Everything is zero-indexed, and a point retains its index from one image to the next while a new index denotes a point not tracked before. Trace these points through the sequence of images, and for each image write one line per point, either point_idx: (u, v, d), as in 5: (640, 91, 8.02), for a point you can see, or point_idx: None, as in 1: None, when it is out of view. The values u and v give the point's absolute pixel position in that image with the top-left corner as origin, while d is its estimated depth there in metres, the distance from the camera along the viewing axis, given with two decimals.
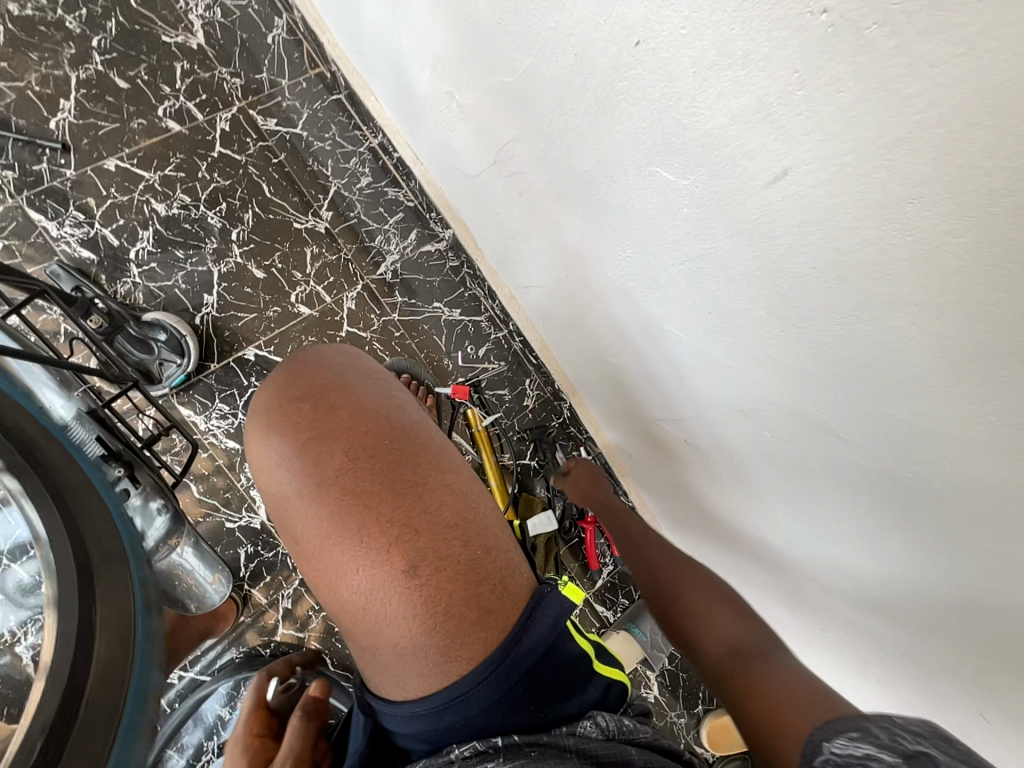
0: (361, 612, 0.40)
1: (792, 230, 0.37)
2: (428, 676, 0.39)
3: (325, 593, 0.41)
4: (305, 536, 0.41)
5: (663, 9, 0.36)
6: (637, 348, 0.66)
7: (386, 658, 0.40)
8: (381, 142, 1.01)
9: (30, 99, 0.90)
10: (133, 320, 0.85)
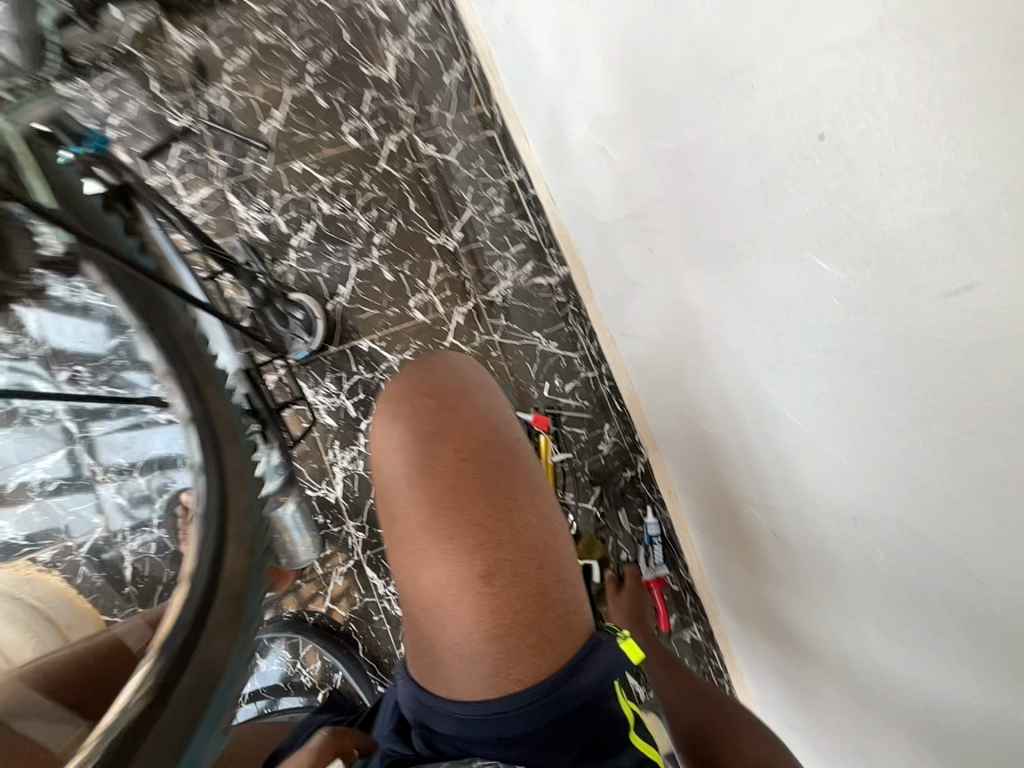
0: (431, 607, 0.43)
1: (964, 347, 0.35)
2: (479, 684, 0.42)
3: (401, 580, 0.44)
4: (400, 516, 0.45)
5: (856, 110, 0.36)
6: (738, 423, 0.64)
7: (443, 656, 0.43)
8: (520, 179, 1.10)
9: (253, 107, 1.10)
10: (280, 298, 0.96)
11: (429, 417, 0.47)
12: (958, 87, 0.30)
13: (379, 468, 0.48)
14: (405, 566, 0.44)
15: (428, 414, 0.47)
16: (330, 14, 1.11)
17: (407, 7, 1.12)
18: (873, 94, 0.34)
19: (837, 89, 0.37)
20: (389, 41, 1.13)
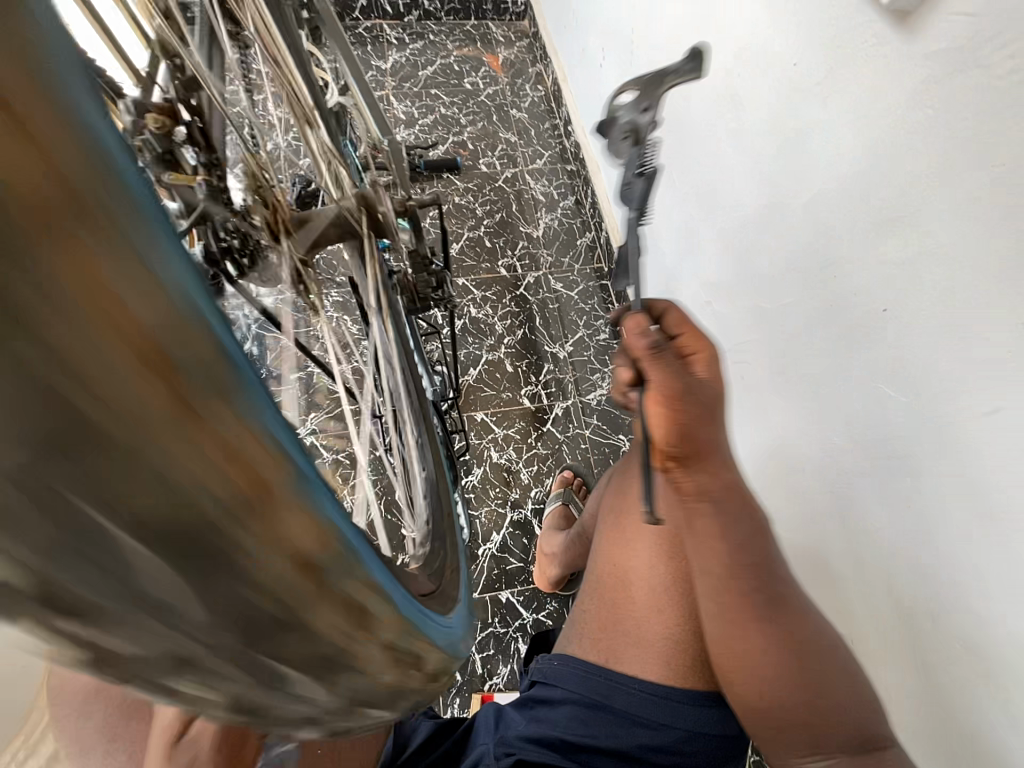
0: (643, 596, 0.64)
1: (1002, 454, 0.49)
2: (665, 668, 0.60)
3: (622, 572, 0.67)
4: (639, 528, 0.67)
5: (907, 296, 0.56)
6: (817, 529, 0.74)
7: (637, 634, 0.63)
8: (625, 317, 1.40)
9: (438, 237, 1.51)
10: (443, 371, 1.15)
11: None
12: (972, 289, 0.49)
13: (625, 493, 0.71)
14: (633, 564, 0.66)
15: None
16: (506, 192, 1.59)
17: (560, 196, 1.59)
18: (918, 288, 0.54)
19: (894, 284, 0.57)
20: (543, 213, 1.57)
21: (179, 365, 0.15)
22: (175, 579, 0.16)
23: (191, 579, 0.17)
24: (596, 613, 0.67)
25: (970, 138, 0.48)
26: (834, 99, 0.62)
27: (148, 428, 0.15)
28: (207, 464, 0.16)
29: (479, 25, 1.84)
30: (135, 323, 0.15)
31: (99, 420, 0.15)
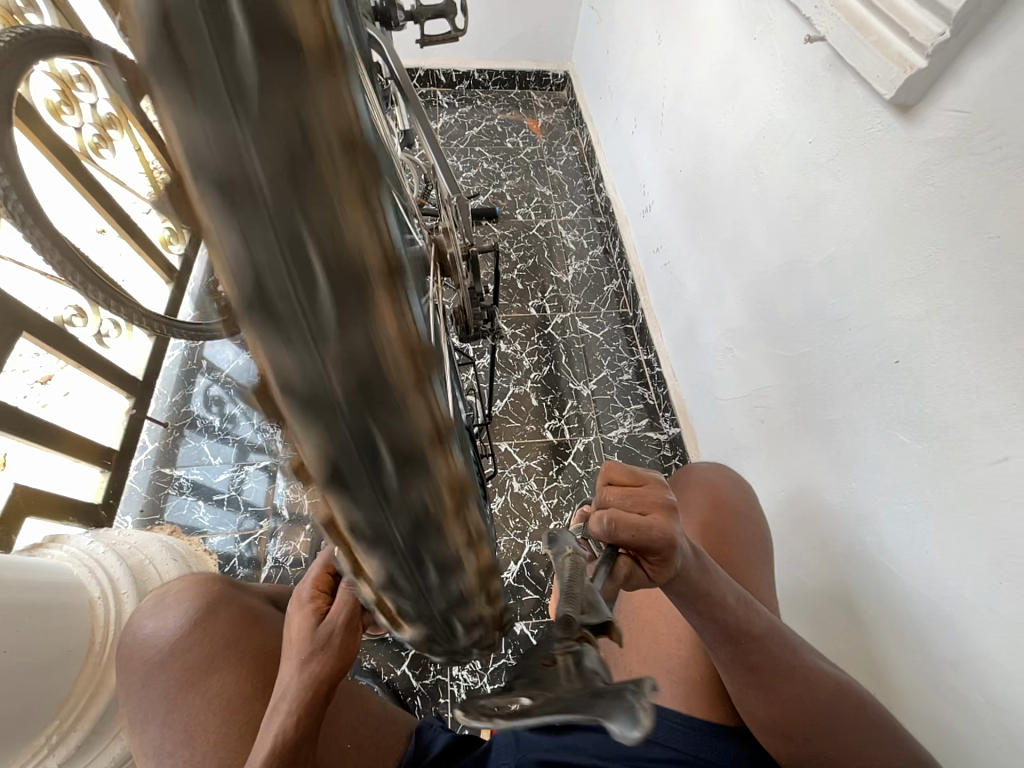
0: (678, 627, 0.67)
1: (1011, 500, 0.51)
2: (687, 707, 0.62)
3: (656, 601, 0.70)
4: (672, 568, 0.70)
5: (916, 349, 0.60)
6: (839, 575, 0.74)
7: (669, 665, 0.65)
8: (648, 359, 1.45)
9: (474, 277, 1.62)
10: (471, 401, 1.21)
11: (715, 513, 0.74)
12: (976, 347, 0.54)
13: None
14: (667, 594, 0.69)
15: (711, 518, 0.74)
16: (539, 240, 1.70)
17: (590, 245, 1.70)
18: (927, 342, 0.59)
19: (904, 337, 0.62)
20: (574, 260, 1.67)
21: (366, 172, 0.19)
22: (325, 354, 0.20)
23: (333, 362, 0.20)
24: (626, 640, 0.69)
25: (968, 212, 0.54)
26: (847, 173, 0.69)
27: (337, 214, 0.19)
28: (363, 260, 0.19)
29: (522, 93, 2.05)
30: (348, 130, 0.19)
31: (307, 202, 0.18)
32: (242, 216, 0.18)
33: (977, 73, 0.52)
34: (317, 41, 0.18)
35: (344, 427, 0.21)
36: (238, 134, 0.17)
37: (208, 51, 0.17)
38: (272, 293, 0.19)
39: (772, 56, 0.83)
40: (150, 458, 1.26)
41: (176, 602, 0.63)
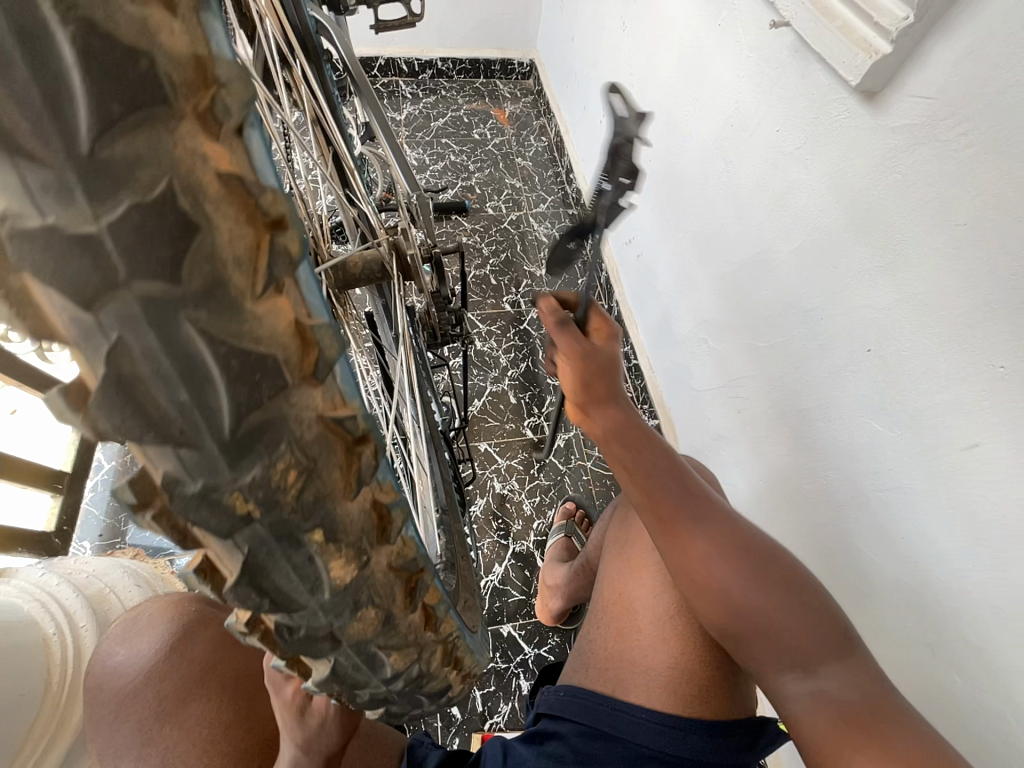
0: (648, 615, 0.65)
1: (983, 484, 0.52)
2: (664, 700, 0.60)
3: (628, 595, 0.68)
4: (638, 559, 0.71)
5: (888, 338, 0.60)
6: (817, 566, 0.75)
7: (645, 660, 0.63)
8: (624, 352, 1.44)
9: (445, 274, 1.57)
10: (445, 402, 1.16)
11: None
12: (946, 336, 0.54)
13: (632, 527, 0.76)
14: (638, 581, 0.68)
15: None
16: (511, 235, 1.66)
17: (562, 238, 1.67)
18: (899, 331, 0.59)
19: (875, 327, 0.62)
20: (547, 254, 1.64)
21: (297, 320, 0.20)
22: (352, 645, 0.29)
23: (354, 642, 0.29)
24: (603, 641, 0.68)
25: (935, 200, 0.54)
26: (814, 162, 0.69)
27: (348, 554, 0.26)
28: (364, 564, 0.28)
29: (487, 83, 2.00)
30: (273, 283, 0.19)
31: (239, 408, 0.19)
32: (269, 592, 0.24)
33: (941, 57, 0.52)
34: (314, 409, 0.22)
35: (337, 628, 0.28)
36: (256, 540, 0.22)
37: (161, 372, 0.18)
38: (306, 625, 0.27)
39: (737, 43, 0.82)
40: (106, 479, 1.19)
41: (150, 626, 0.59)
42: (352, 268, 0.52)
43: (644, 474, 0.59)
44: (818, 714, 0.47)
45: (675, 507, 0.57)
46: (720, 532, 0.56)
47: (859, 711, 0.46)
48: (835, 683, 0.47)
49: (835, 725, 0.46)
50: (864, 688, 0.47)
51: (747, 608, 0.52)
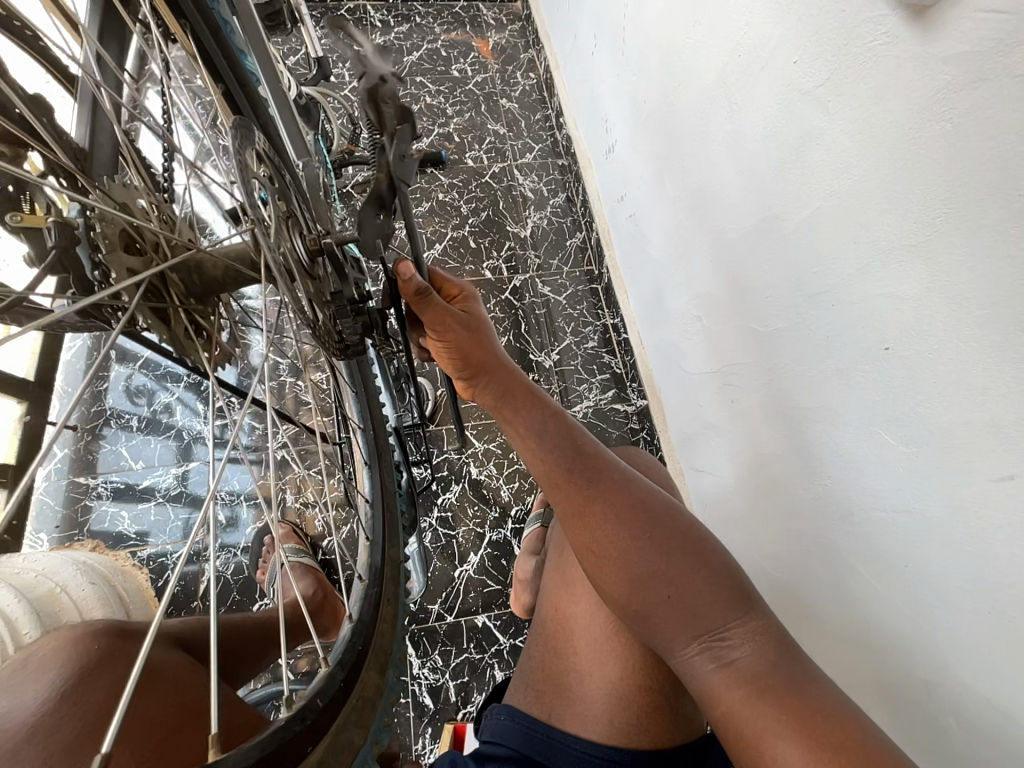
0: (590, 631, 0.59)
1: (1014, 523, 0.43)
2: (599, 726, 0.54)
3: (566, 610, 0.61)
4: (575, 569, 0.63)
5: (913, 337, 0.49)
6: (806, 582, 0.68)
7: (581, 679, 0.57)
8: (614, 325, 1.32)
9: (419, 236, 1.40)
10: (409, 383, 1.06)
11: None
12: (990, 342, 0.43)
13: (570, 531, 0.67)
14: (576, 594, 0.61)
15: None
16: (492, 189, 1.48)
17: (549, 192, 1.49)
18: (928, 330, 0.47)
19: (898, 321, 0.51)
20: (533, 212, 1.47)
21: None
22: None
23: None
24: (542, 661, 0.61)
25: (997, 161, 0.41)
26: (840, 106, 0.54)
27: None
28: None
29: (468, 6, 1.73)
30: None
31: None
32: None
33: None
34: None
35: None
36: None
37: None
38: None
39: None
40: (60, 468, 1.13)
41: (38, 671, 0.41)
42: (209, 271, 0.41)
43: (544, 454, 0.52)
44: (727, 686, 0.44)
45: (577, 480, 0.51)
46: (621, 507, 0.50)
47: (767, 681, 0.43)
48: (743, 654, 0.45)
49: (743, 695, 0.43)
50: (768, 652, 0.45)
51: (647, 583, 0.47)
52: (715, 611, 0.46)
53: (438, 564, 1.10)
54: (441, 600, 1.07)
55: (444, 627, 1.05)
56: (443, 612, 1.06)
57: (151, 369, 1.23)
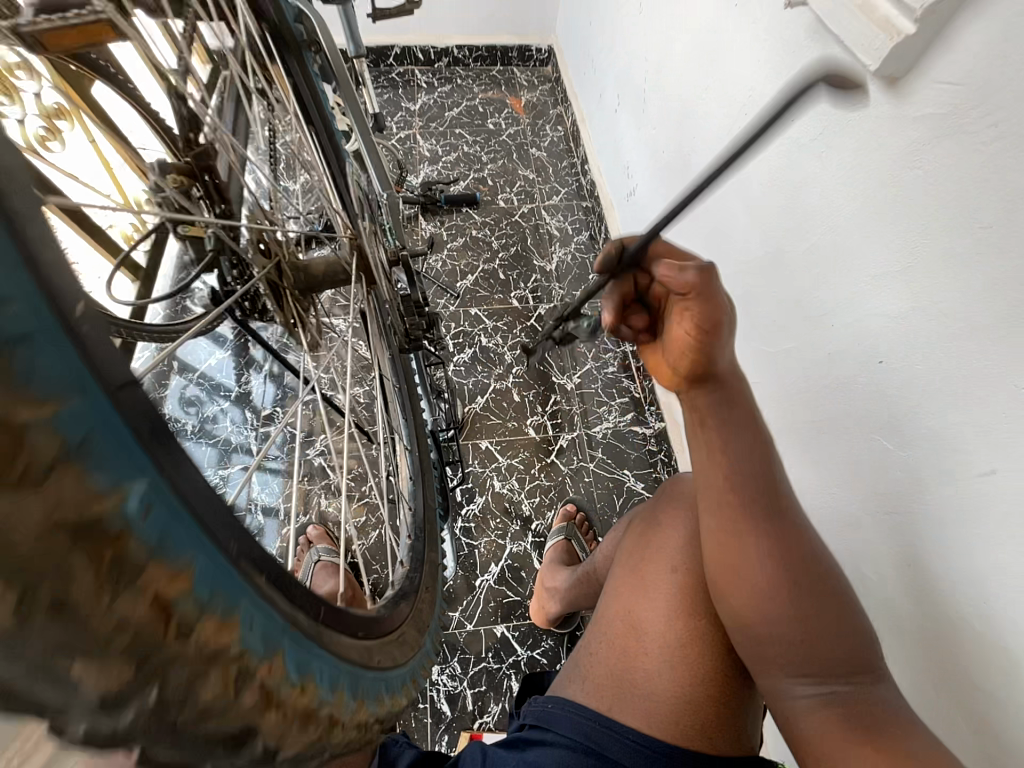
0: (655, 644, 0.59)
1: (1000, 513, 0.47)
2: (651, 722, 0.55)
3: (637, 616, 0.62)
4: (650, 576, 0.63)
5: (900, 349, 0.56)
6: None
7: (644, 680, 0.58)
8: (633, 352, 1.40)
9: (453, 267, 1.53)
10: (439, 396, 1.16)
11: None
12: (964, 351, 0.49)
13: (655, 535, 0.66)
14: (646, 619, 0.61)
15: None
16: (521, 227, 1.61)
17: (574, 230, 1.62)
18: (913, 343, 0.54)
19: (887, 336, 0.57)
20: (558, 247, 1.59)
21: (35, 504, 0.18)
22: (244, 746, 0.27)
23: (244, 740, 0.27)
24: (600, 657, 0.63)
25: (956, 200, 0.49)
26: (831, 155, 0.63)
27: (140, 657, 0.22)
28: (184, 666, 0.24)
29: (504, 70, 1.94)
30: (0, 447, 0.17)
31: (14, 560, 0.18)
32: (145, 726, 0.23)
33: (970, 39, 0.46)
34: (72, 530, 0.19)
35: (138, 735, 0.23)
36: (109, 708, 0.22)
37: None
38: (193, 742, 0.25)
39: (754, 25, 0.76)
40: None
41: None
42: (315, 270, 0.52)
43: (720, 485, 0.51)
44: (817, 720, 0.46)
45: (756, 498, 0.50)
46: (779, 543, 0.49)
47: (869, 730, 0.44)
48: (847, 702, 0.46)
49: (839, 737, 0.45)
50: (870, 703, 0.46)
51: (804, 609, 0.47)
52: (839, 653, 0.47)
53: (460, 572, 1.14)
54: (461, 608, 1.11)
55: (464, 635, 1.08)
56: (463, 620, 1.09)
57: (207, 381, 1.36)
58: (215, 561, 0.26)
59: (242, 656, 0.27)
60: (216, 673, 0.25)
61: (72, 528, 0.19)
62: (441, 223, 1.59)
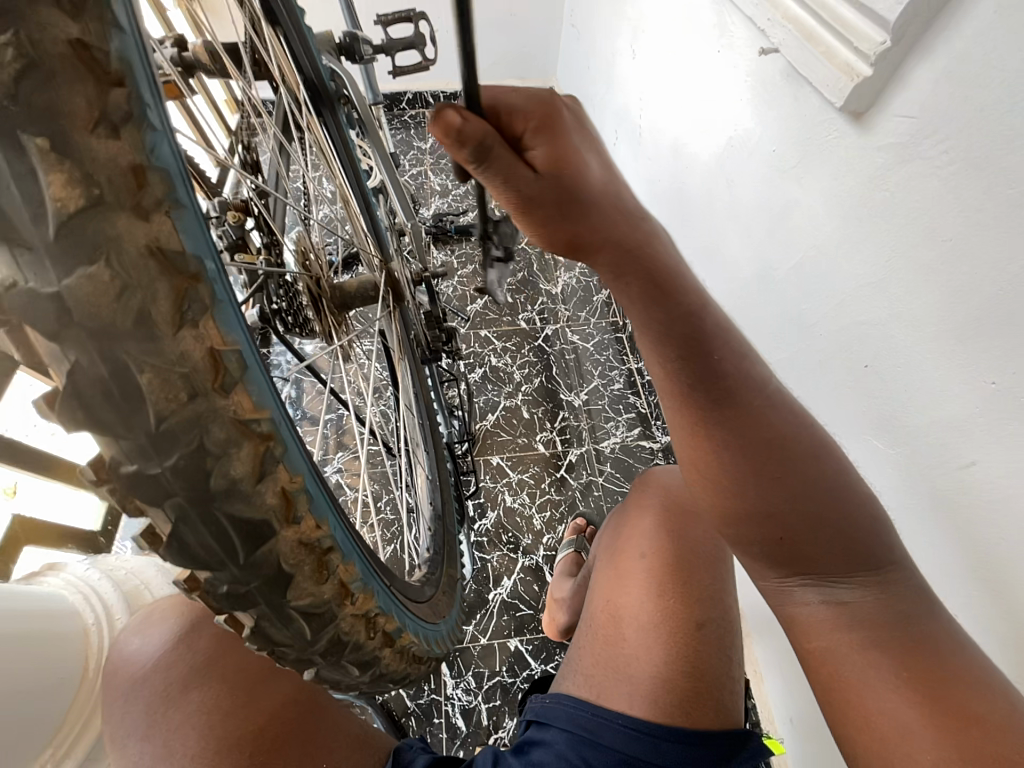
0: (637, 634, 0.65)
1: (985, 502, 0.50)
2: (637, 704, 0.59)
3: (618, 604, 0.69)
4: (627, 570, 0.71)
5: (883, 355, 0.60)
6: None
7: (630, 667, 0.62)
8: (639, 369, 1.45)
9: (463, 292, 1.61)
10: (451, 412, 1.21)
11: (682, 520, 0.74)
12: (942, 352, 0.53)
13: (629, 536, 0.76)
14: (626, 609, 0.67)
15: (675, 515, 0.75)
16: (527, 253, 1.70)
17: None
18: (894, 348, 0.58)
19: (870, 343, 0.61)
20: (563, 272, 1.66)
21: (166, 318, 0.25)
22: (274, 605, 0.31)
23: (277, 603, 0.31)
24: (589, 650, 0.67)
25: (920, 217, 0.54)
26: (809, 181, 0.69)
27: (191, 391, 0.26)
28: (223, 423, 0.27)
29: None
30: (147, 265, 0.24)
31: (149, 360, 0.25)
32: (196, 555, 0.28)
33: (920, 80, 0.53)
34: (193, 351, 0.26)
35: (215, 558, 0.28)
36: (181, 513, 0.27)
37: (130, 372, 0.24)
38: (226, 583, 0.29)
39: (735, 67, 0.84)
40: None
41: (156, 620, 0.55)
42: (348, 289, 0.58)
43: (662, 386, 0.46)
44: (831, 625, 0.47)
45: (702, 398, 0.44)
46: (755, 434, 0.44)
47: (884, 618, 0.46)
48: (866, 595, 0.46)
49: (858, 634, 0.46)
50: (891, 591, 0.46)
51: (793, 505, 0.44)
52: (835, 557, 0.46)
53: (474, 586, 1.16)
54: (475, 621, 1.12)
55: (478, 649, 1.09)
56: (477, 634, 1.11)
57: None
58: (297, 451, 0.33)
59: (318, 531, 0.33)
60: (280, 504, 0.31)
61: (158, 276, 0.25)
62: (451, 252, 1.68)
